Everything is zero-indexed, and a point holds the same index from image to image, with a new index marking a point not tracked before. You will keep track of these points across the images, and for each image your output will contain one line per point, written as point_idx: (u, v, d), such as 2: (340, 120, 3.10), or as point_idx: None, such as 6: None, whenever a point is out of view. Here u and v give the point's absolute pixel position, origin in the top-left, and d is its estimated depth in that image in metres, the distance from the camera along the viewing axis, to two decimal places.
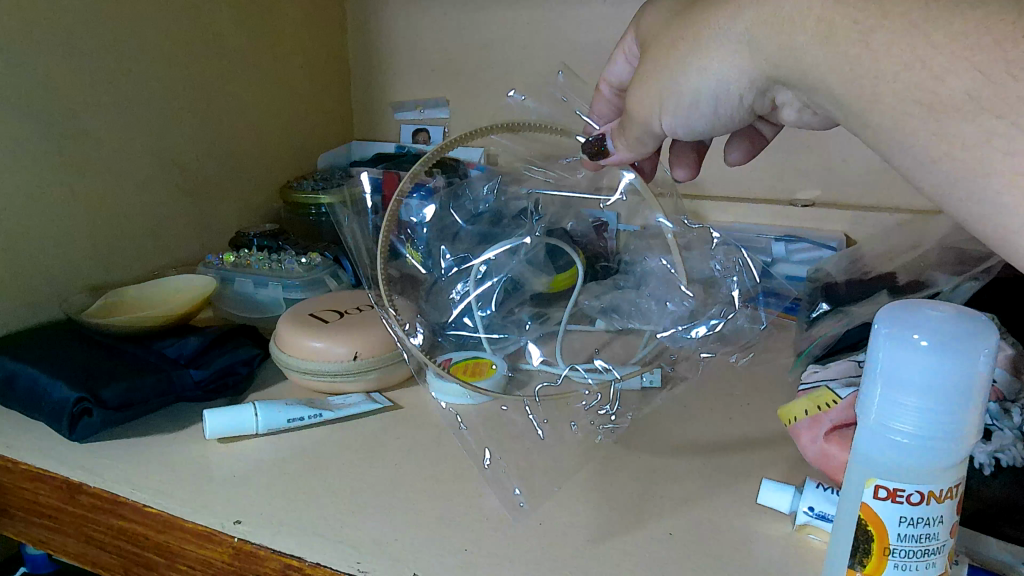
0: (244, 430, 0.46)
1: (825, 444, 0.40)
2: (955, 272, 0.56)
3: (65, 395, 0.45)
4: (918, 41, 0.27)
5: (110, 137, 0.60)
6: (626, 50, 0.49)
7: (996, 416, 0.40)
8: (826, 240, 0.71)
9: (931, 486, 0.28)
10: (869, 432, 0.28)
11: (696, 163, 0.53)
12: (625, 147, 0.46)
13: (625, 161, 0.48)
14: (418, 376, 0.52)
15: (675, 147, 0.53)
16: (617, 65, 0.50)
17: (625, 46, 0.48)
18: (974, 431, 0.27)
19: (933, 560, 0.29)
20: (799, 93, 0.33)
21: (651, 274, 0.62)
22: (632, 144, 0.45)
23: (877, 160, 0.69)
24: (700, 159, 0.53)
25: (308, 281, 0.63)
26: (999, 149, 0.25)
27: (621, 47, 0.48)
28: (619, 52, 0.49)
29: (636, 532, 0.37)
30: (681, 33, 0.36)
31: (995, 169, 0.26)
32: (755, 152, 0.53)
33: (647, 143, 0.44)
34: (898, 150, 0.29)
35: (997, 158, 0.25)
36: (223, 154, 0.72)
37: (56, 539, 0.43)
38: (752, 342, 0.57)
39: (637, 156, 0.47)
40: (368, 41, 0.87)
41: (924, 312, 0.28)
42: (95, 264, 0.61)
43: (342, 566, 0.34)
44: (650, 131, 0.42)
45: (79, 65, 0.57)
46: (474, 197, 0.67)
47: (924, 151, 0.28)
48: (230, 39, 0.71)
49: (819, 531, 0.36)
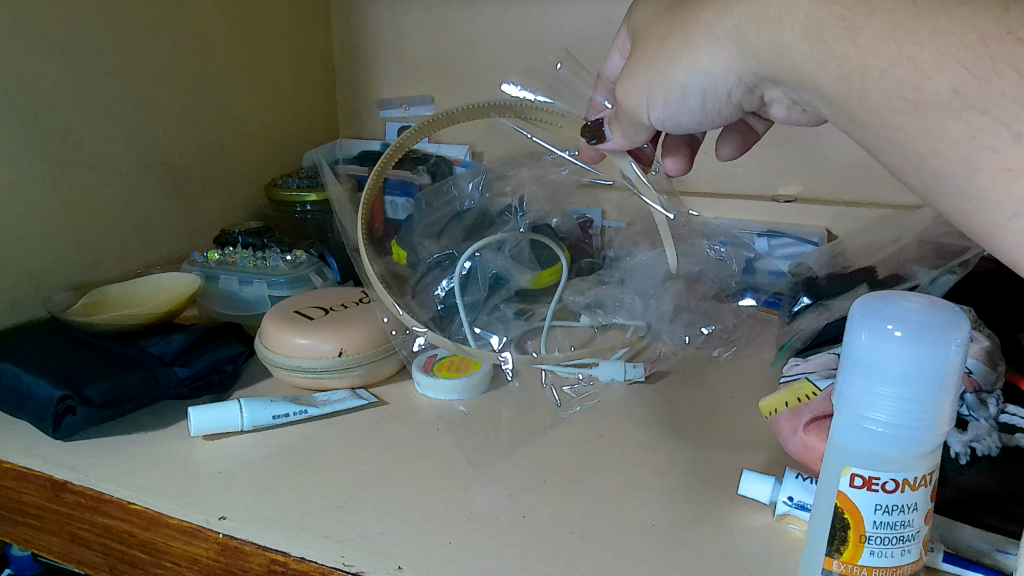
0: (230, 427, 0.45)
1: (805, 436, 0.41)
2: (934, 265, 0.56)
3: (49, 394, 0.44)
4: (905, 38, 0.27)
5: (90, 135, 0.59)
6: (620, 45, 0.50)
7: (973, 408, 0.41)
8: (807, 235, 0.72)
9: (906, 474, 0.28)
10: (846, 421, 0.29)
11: (689, 156, 0.54)
12: (620, 133, 0.47)
13: (621, 146, 0.49)
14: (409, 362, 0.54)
15: (667, 140, 0.54)
16: (614, 59, 0.52)
17: (619, 42, 0.50)
18: (948, 420, 0.28)
19: (908, 547, 0.29)
20: (788, 90, 0.34)
21: (636, 271, 0.65)
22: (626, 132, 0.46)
23: (857, 156, 0.71)
24: (693, 152, 0.54)
25: (295, 277, 0.63)
26: (985, 145, 0.26)
27: (614, 43, 0.50)
28: (615, 47, 0.51)
29: (622, 524, 0.38)
30: (671, 30, 0.37)
31: (981, 165, 0.26)
32: (746, 148, 0.54)
33: (641, 132, 0.45)
34: (886, 147, 0.29)
35: (983, 154, 0.26)
36: (208, 152, 0.71)
37: (40, 537, 0.42)
38: (734, 337, 0.62)
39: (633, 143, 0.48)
40: (355, 38, 0.87)
41: (899, 302, 0.29)
42: (78, 263, 0.60)
43: (327, 560, 0.35)
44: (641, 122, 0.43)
45: (59, 62, 0.56)
46: (459, 194, 0.69)
47: (912, 147, 0.28)
48: (213, 36, 0.70)
49: (799, 520, 0.37)
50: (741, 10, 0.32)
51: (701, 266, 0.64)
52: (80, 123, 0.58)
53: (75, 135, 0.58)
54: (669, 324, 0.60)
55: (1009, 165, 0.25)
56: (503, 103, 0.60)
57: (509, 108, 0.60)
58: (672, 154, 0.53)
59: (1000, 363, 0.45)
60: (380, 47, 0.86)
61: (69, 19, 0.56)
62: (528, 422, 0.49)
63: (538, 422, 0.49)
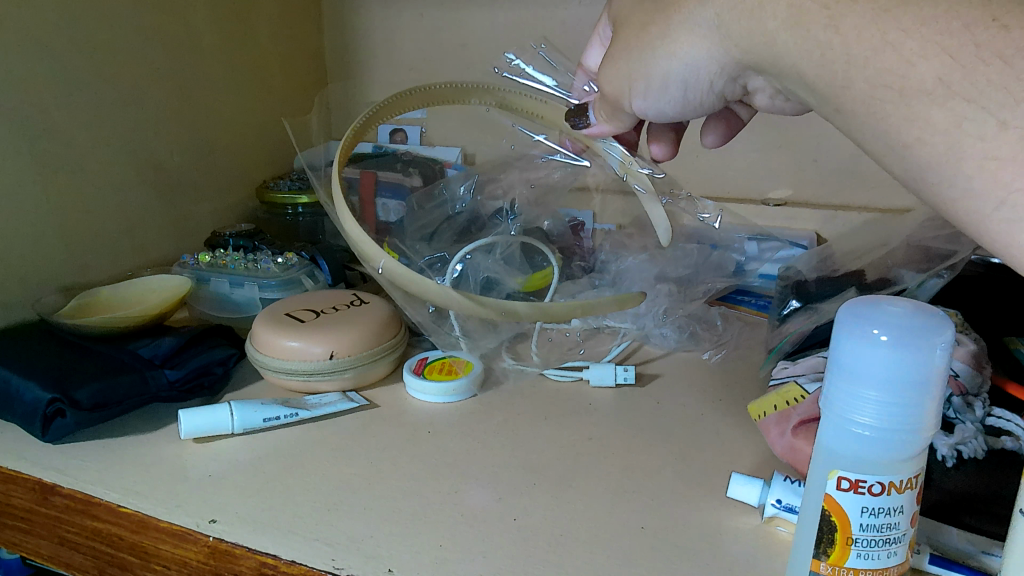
0: (220, 431, 0.45)
1: (793, 439, 0.41)
2: (921, 269, 0.57)
3: (38, 396, 0.44)
4: (889, 25, 0.27)
5: (77, 129, 0.58)
6: (599, 34, 0.51)
7: (959, 410, 0.41)
8: (798, 239, 0.73)
9: (891, 477, 0.29)
10: (833, 424, 0.29)
11: (674, 141, 0.54)
12: (604, 120, 0.48)
13: (605, 133, 0.50)
14: (388, 359, 0.54)
15: (654, 126, 0.54)
16: (593, 50, 0.52)
17: (599, 32, 0.51)
18: (933, 423, 0.28)
19: (894, 549, 0.30)
20: (770, 79, 0.34)
21: (626, 273, 0.67)
22: (609, 118, 0.46)
23: (845, 160, 0.72)
24: (679, 138, 0.54)
25: (285, 280, 0.63)
26: (970, 133, 0.25)
27: (595, 31, 0.50)
28: (594, 38, 0.52)
29: (611, 525, 0.38)
30: (651, 18, 0.37)
31: (967, 154, 0.26)
32: (731, 136, 0.54)
33: (625, 116, 0.45)
34: (871, 135, 0.29)
35: (968, 142, 0.26)
36: (196, 147, 0.71)
37: (29, 541, 0.42)
38: (723, 339, 0.63)
39: (617, 130, 0.48)
40: (346, 37, 0.87)
41: (885, 307, 0.29)
42: (64, 262, 0.59)
43: (319, 564, 0.35)
44: (623, 109, 0.44)
45: (43, 55, 0.55)
46: (451, 197, 0.70)
47: (896, 135, 0.28)
48: (201, 29, 0.70)
49: (786, 523, 0.37)
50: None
51: (692, 270, 0.66)
52: (66, 117, 0.58)
53: (67, 132, 0.58)
54: (659, 323, 0.63)
55: (996, 153, 0.25)
56: (481, 86, 0.61)
57: (488, 89, 0.62)
58: (657, 140, 0.54)
59: (987, 368, 0.45)
60: (372, 46, 0.87)
61: (54, 12, 0.55)
62: (517, 425, 0.49)
63: (528, 424, 0.49)
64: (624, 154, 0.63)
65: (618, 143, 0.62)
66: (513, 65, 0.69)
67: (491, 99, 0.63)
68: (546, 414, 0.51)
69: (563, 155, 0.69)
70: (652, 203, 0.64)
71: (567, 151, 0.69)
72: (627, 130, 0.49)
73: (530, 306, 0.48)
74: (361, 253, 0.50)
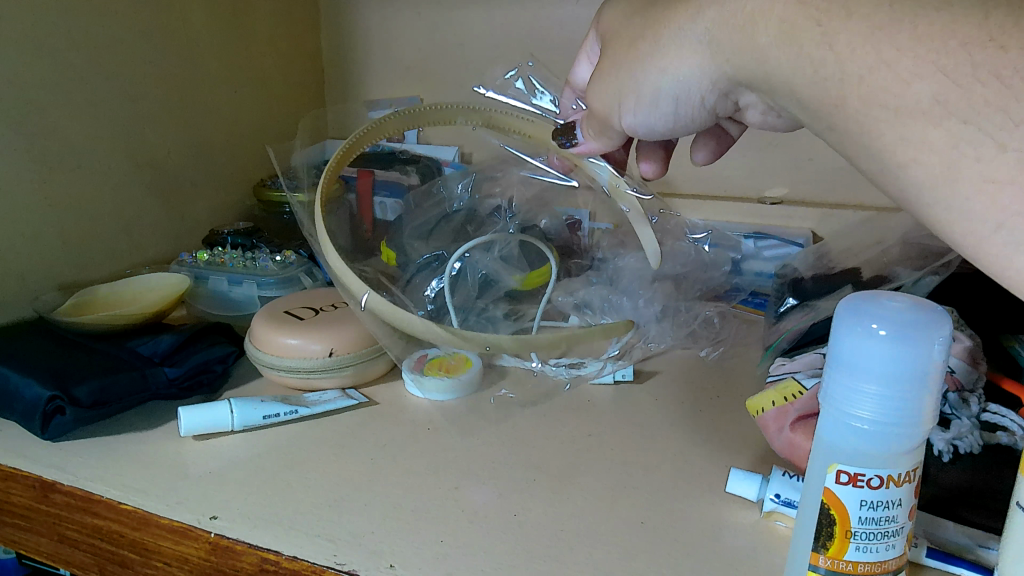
0: (221, 428, 0.45)
1: (791, 434, 0.41)
2: (916, 266, 0.57)
3: (38, 394, 0.44)
4: (883, 44, 0.27)
5: (70, 135, 0.58)
6: (587, 50, 0.51)
7: (956, 406, 0.41)
8: (793, 237, 0.74)
9: (890, 470, 0.29)
10: (832, 418, 0.30)
11: (664, 159, 0.54)
12: (592, 136, 0.48)
13: (593, 150, 0.50)
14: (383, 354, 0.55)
15: (642, 144, 0.54)
16: (581, 66, 0.52)
17: (587, 48, 0.51)
18: (931, 416, 0.28)
19: (892, 542, 0.30)
20: (761, 95, 0.34)
21: (623, 272, 0.66)
22: (598, 135, 0.47)
23: (840, 160, 0.72)
24: (669, 155, 0.54)
25: (284, 278, 0.63)
26: (967, 154, 0.25)
27: (583, 47, 0.50)
28: (583, 53, 0.51)
29: (610, 521, 0.38)
30: (643, 32, 0.37)
31: (964, 175, 0.26)
32: (721, 152, 0.54)
33: (614, 133, 0.45)
34: (864, 152, 0.29)
35: (966, 163, 0.25)
36: (191, 150, 0.71)
37: (28, 539, 0.42)
38: (722, 338, 0.64)
39: (604, 146, 0.49)
40: (342, 40, 0.88)
41: (883, 302, 0.29)
42: (59, 263, 0.59)
43: (320, 559, 0.35)
44: (611, 125, 0.44)
45: (34, 61, 0.54)
46: (450, 195, 0.71)
47: (891, 154, 0.28)
48: (196, 33, 0.69)
49: (785, 518, 0.38)
50: (715, 13, 0.33)
51: (687, 268, 0.66)
52: (60, 122, 0.57)
53: (61, 137, 0.57)
54: (657, 323, 0.62)
55: (992, 175, 0.25)
56: (468, 107, 0.62)
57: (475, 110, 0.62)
58: (646, 159, 0.54)
59: (982, 365, 0.46)
60: (368, 47, 0.87)
61: (47, 17, 0.55)
62: (517, 424, 0.49)
63: (529, 422, 0.49)
64: (612, 173, 0.64)
65: (607, 162, 0.63)
66: (509, 78, 0.70)
67: (478, 117, 0.63)
68: (546, 411, 0.51)
69: (550, 176, 0.70)
70: (640, 222, 0.65)
71: (554, 170, 0.70)
72: (614, 148, 0.49)
73: (513, 338, 0.48)
74: (344, 284, 0.50)
